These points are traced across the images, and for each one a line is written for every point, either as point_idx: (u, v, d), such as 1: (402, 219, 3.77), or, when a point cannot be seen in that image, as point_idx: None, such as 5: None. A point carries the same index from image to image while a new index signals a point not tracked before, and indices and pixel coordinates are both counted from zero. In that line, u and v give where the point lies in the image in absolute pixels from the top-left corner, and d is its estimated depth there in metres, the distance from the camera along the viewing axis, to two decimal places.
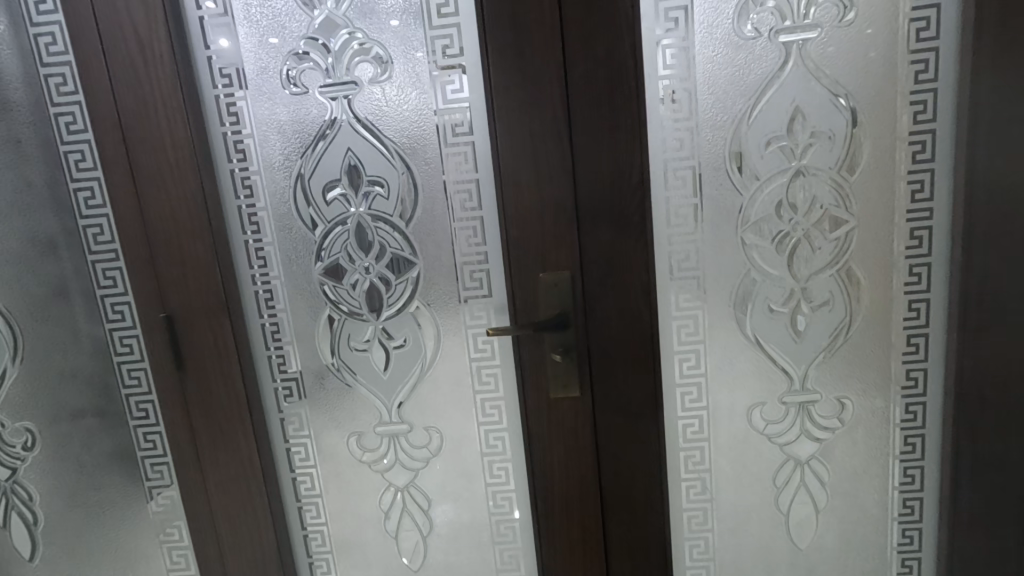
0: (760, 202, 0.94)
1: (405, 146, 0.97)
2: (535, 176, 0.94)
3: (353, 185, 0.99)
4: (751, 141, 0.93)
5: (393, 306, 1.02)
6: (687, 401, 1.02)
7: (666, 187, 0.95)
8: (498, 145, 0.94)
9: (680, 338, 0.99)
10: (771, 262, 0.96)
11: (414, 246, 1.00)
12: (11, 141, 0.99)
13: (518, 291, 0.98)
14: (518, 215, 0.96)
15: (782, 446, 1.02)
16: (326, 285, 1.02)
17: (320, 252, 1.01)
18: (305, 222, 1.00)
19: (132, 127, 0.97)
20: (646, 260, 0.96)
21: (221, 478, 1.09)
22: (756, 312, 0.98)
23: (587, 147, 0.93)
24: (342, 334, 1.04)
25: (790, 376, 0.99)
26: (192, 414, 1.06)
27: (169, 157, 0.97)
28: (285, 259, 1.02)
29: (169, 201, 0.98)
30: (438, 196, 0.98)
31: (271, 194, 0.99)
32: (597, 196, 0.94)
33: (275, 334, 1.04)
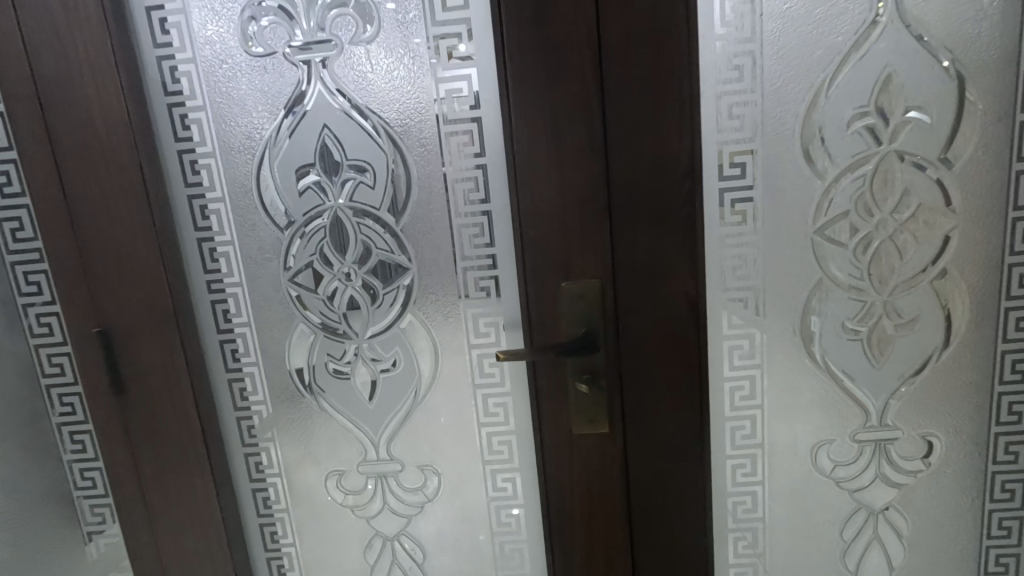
0: (837, 196, 0.76)
1: (396, 122, 0.78)
2: (557, 161, 0.76)
3: (330, 170, 0.80)
4: (829, 120, 0.74)
5: (380, 320, 0.83)
6: (738, 438, 0.84)
7: (720, 177, 0.76)
8: (511, 122, 0.76)
9: (732, 362, 0.81)
10: (848, 270, 0.78)
11: (407, 247, 0.81)
12: None
13: (534, 304, 0.79)
14: (536, 209, 0.77)
15: (852, 492, 0.84)
16: (299, 293, 0.83)
17: (291, 253, 0.82)
18: (271, 215, 0.81)
19: (54, 97, 0.77)
20: (694, 267, 0.77)
21: (175, 524, 0.90)
22: (826, 331, 0.80)
23: (624, 124, 0.74)
24: (318, 354, 0.85)
25: (865, 409, 0.81)
26: (138, 448, 0.88)
27: (102, 136, 0.78)
28: (247, 262, 0.83)
29: (102, 190, 0.79)
30: (436, 186, 0.79)
31: (229, 181, 0.80)
32: (635, 186, 0.75)
33: (236, 353, 0.86)
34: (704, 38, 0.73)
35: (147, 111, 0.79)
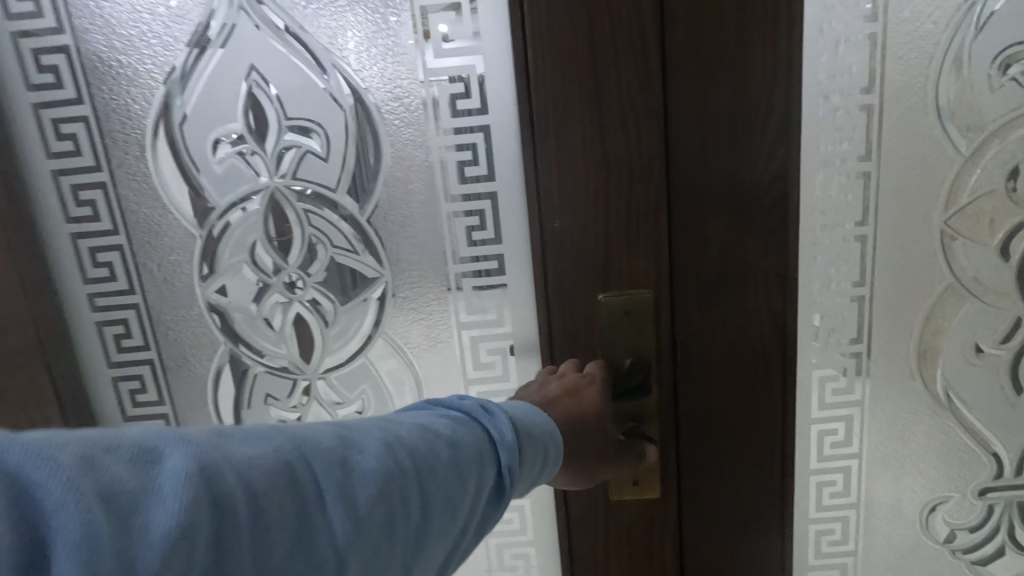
0: (979, 172, 0.55)
1: (358, 65, 0.54)
2: (596, 123, 0.54)
3: (262, 135, 0.55)
4: (979, 62, 0.52)
5: (342, 349, 0.60)
6: (825, 497, 0.63)
7: (820, 143, 0.54)
8: (529, 66, 0.52)
9: (824, 399, 0.60)
10: (987, 275, 0.57)
11: (377, 248, 0.57)
12: None
13: (561, 324, 0.58)
14: (566, 193, 0.55)
15: (971, 563, 0.64)
16: (225, 313, 0.59)
17: (212, 257, 0.58)
18: (178, 201, 0.56)
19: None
20: (782, 273, 0.57)
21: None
22: (953, 356, 0.59)
23: (691, 72, 0.53)
24: (257, 396, 0.61)
25: (996, 459, 0.61)
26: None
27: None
28: (146, 269, 0.58)
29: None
30: (418, 158, 0.55)
31: (114, 150, 0.55)
32: (705, 162, 0.55)
33: (137, 394, 0.61)
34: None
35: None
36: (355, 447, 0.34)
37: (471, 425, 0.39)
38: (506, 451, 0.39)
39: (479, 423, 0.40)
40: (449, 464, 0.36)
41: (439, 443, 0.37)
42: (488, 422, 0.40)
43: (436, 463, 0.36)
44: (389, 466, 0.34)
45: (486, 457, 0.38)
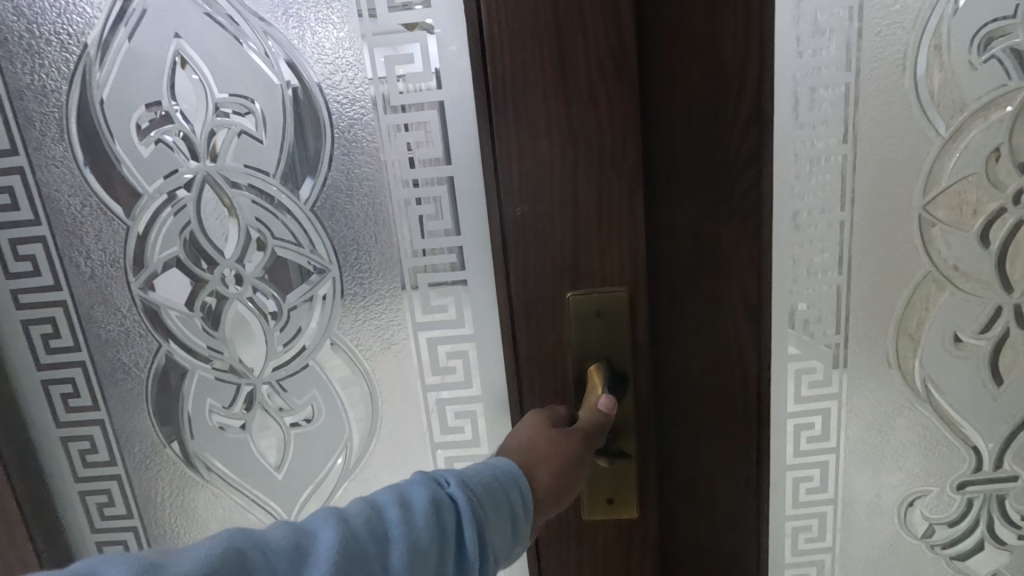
0: (960, 154, 0.52)
1: (296, 35, 0.53)
2: (564, 101, 0.49)
3: (192, 118, 0.55)
4: (960, 37, 0.50)
5: (286, 341, 0.60)
6: (803, 493, 0.61)
7: (796, 123, 0.51)
8: (489, 38, 0.49)
9: (800, 392, 0.58)
10: (968, 261, 0.55)
11: (321, 243, 0.57)
12: None
13: (527, 322, 0.55)
14: (530, 181, 0.51)
15: (950, 558, 0.62)
16: (164, 306, 0.60)
17: (144, 250, 0.59)
18: (105, 194, 0.58)
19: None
20: (756, 262, 0.55)
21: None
22: (932, 345, 0.57)
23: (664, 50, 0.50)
24: (202, 395, 0.62)
25: (976, 452, 0.59)
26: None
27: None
28: (66, 260, 0.60)
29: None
30: (363, 138, 0.54)
31: (32, 129, 0.57)
32: (677, 145, 0.52)
33: (69, 397, 0.64)
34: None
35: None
36: (298, 531, 0.36)
37: (422, 486, 0.40)
38: (459, 499, 0.40)
39: (430, 482, 0.41)
40: (400, 527, 0.38)
41: (389, 509, 0.39)
42: (437, 484, 0.41)
43: (387, 525, 0.38)
44: (341, 536, 0.36)
45: (440, 509, 0.40)
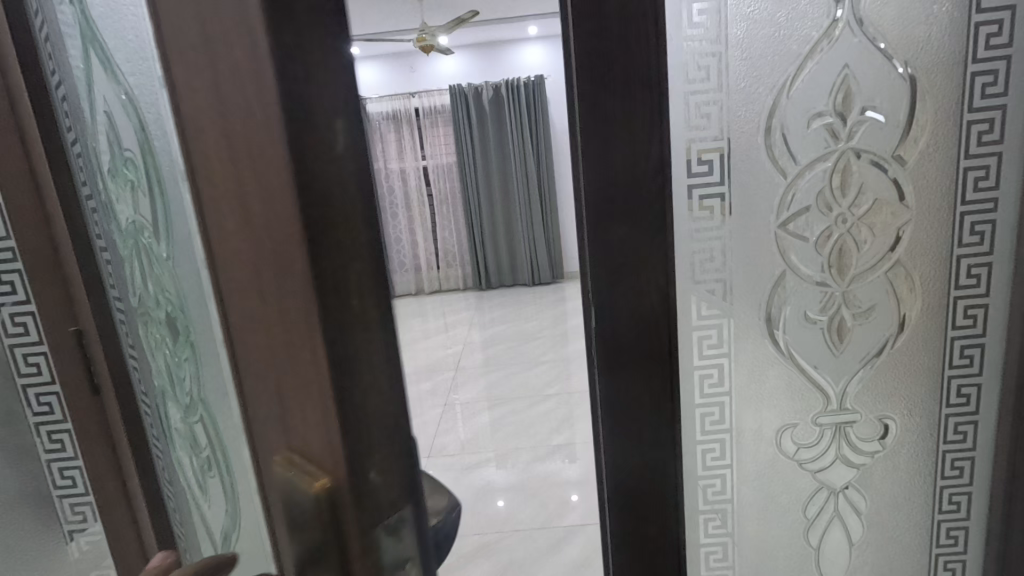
0: (799, 192, 0.80)
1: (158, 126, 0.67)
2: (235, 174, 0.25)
3: (144, 172, 0.71)
4: (793, 117, 0.78)
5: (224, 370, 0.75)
6: (707, 424, 0.88)
7: (688, 171, 0.80)
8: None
9: (701, 351, 0.85)
10: (810, 262, 0.82)
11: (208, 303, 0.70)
12: None
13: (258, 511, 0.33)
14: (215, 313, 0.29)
15: (815, 472, 0.89)
16: (141, 333, 0.77)
17: (142, 286, 0.76)
18: (122, 233, 0.75)
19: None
20: (667, 271, 0.81)
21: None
22: (790, 318, 0.84)
23: (592, 121, 0.78)
24: (174, 407, 0.81)
25: (827, 395, 0.86)
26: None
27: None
28: (125, 286, 0.75)
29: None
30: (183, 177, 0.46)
31: (100, 179, 0.72)
32: (601, 184, 0.79)
33: (146, 389, 0.78)
34: (655, 25, 0.75)
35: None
36: None
37: None
38: None
39: None
40: None
41: None
42: None
43: None
44: None
45: None
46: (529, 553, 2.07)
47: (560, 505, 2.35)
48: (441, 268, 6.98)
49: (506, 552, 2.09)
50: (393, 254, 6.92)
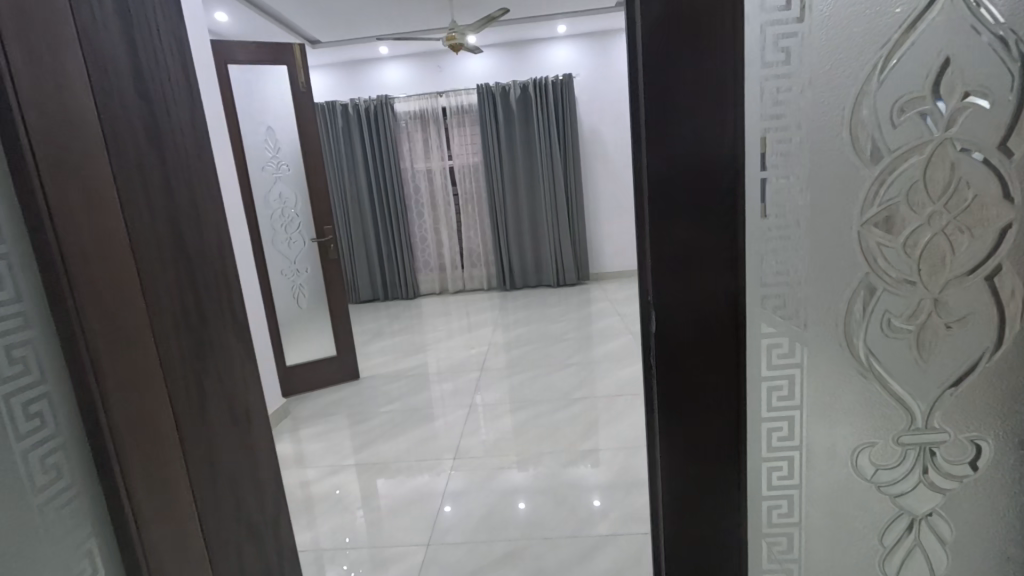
0: (887, 187, 0.72)
1: None
2: None
3: None
4: (882, 105, 0.70)
5: None
6: (774, 440, 0.81)
7: (762, 165, 0.73)
8: None
9: (770, 362, 0.78)
10: (895, 264, 0.74)
11: None
12: (141, 128, 0.87)
13: None
14: None
15: (893, 497, 0.81)
16: None
17: None
18: None
19: (200, 111, 1.02)
20: (736, 273, 0.74)
21: (222, 499, 0.99)
22: (870, 327, 0.76)
23: (660, 109, 0.71)
24: None
25: (910, 413, 0.78)
26: (183, 415, 0.90)
27: (111, 109, 0.82)
28: None
29: (131, 169, 0.84)
30: None
31: None
32: (667, 178, 0.72)
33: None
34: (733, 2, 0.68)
35: (152, 98, 0.89)
36: None
37: None
38: None
39: None
40: None
41: None
42: None
43: None
44: None
45: None
46: (558, 562, 2.01)
47: (589, 514, 2.28)
48: (465, 268, 6.97)
49: (534, 560, 2.03)
50: (418, 253, 6.93)
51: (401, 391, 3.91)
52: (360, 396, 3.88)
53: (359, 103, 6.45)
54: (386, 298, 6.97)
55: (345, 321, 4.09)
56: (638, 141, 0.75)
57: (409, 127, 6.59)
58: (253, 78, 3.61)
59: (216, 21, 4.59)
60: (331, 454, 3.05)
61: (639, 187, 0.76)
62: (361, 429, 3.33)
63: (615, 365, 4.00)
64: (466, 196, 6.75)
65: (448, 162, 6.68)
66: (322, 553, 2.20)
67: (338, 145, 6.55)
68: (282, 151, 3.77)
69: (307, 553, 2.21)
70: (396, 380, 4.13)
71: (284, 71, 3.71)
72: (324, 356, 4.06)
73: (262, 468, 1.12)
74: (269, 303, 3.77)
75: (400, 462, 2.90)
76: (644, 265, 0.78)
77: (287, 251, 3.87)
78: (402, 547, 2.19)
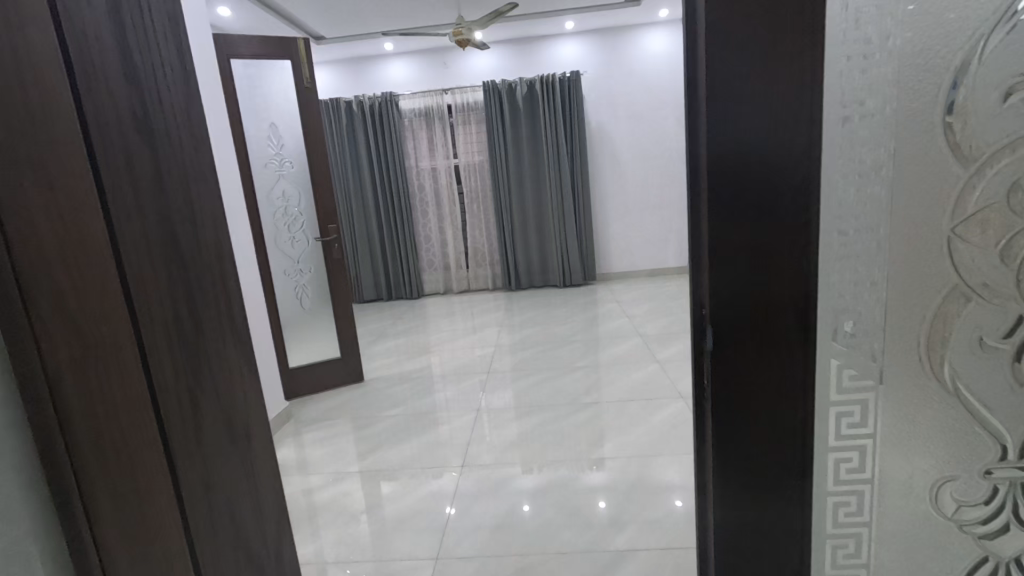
0: (985, 183, 0.62)
1: None
2: None
3: None
4: (981, 89, 0.61)
5: None
6: (842, 472, 0.71)
7: (839, 160, 0.64)
8: None
9: (840, 385, 0.69)
10: (989, 272, 0.64)
11: None
12: (128, 115, 0.77)
13: None
14: None
15: (980, 537, 0.70)
16: None
17: None
18: None
19: (193, 100, 0.93)
20: (806, 283, 0.65)
21: (221, 527, 0.90)
22: (958, 345, 0.66)
23: (724, 95, 0.61)
24: None
25: (1004, 444, 0.67)
26: (179, 435, 0.81)
27: (96, 88, 0.71)
28: None
29: (120, 161, 0.74)
30: None
31: None
32: (730, 175, 0.62)
33: None
34: None
35: (140, 84, 0.80)
36: None
37: None
38: None
39: None
40: None
41: None
42: None
43: None
44: None
45: None
46: None
47: (604, 527, 2.18)
48: (471, 268, 6.88)
49: None
50: (423, 252, 6.84)
51: (406, 394, 3.82)
52: (364, 399, 3.80)
53: (364, 101, 6.36)
54: (390, 298, 6.89)
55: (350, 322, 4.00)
56: (695, 132, 0.65)
57: (414, 125, 6.50)
58: (256, 73, 3.52)
59: (219, 16, 4.51)
60: (336, 460, 2.97)
61: (695, 185, 0.66)
62: (366, 433, 3.25)
63: (625, 369, 3.91)
64: (472, 195, 6.66)
65: (454, 161, 6.59)
66: (326, 566, 2.12)
67: (342, 142, 6.47)
68: (286, 148, 3.69)
69: (312, 566, 2.13)
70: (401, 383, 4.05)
71: (288, 66, 3.62)
72: (328, 358, 3.97)
73: (264, 490, 1.04)
74: (272, 304, 3.69)
75: (406, 469, 2.81)
76: (698, 274, 0.68)
77: (291, 250, 3.79)
78: (408, 560, 2.10)
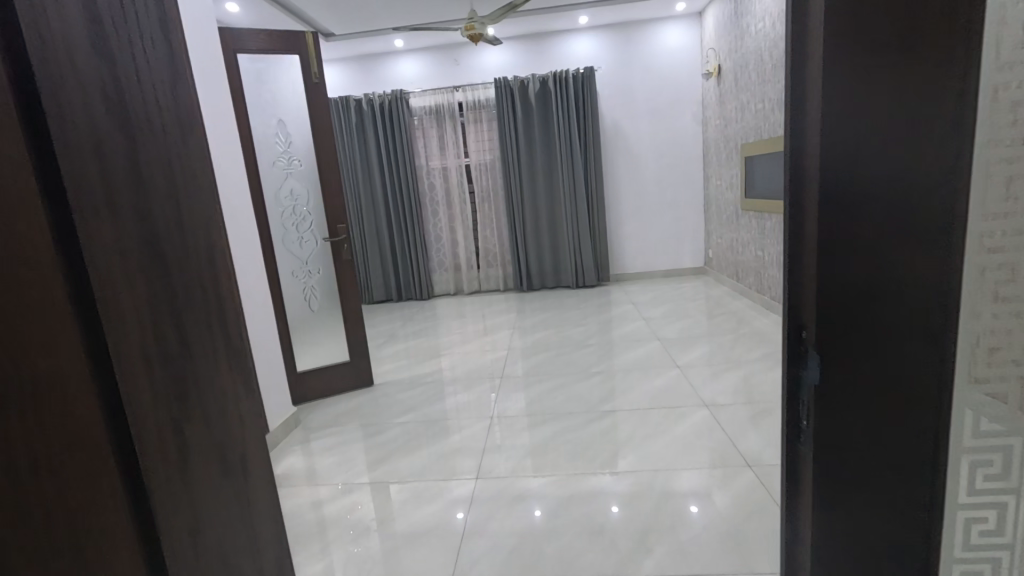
0: None
1: None
2: None
3: None
4: None
5: None
6: (974, 535, 0.57)
7: (992, 143, 0.49)
8: None
9: (976, 430, 0.54)
10: None
11: None
12: (100, 88, 0.62)
13: None
14: None
15: None
16: None
17: None
18: None
19: (179, 74, 0.78)
20: (942, 300, 0.51)
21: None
22: None
23: (853, 56, 0.46)
24: None
25: None
26: (159, 472, 0.67)
27: (57, 51, 0.56)
28: None
29: (88, 146, 0.60)
30: None
31: None
32: (853, 161, 0.48)
33: None
34: None
35: (115, 51, 0.65)
36: None
37: None
38: None
39: None
40: None
41: None
42: None
43: None
44: None
45: None
46: None
47: (631, 549, 2.04)
48: (481, 268, 6.75)
49: None
50: (433, 253, 6.73)
51: (416, 399, 3.70)
52: (373, 404, 3.69)
53: (374, 98, 6.25)
54: (399, 298, 6.78)
55: (359, 325, 3.89)
56: (804, 98, 0.50)
57: (425, 123, 6.38)
58: (263, 68, 3.41)
59: (227, 11, 4.41)
60: (346, 469, 2.85)
61: (798, 175, 0.52)
62: (377, 441, 3.13)
63: (642, 374, 3.76)
64: (483, 194, 6.53)
65: (465, 160, 6.48)
66: None
67: (352, 140, 6.35)
68: (294, 146, 3.58)
69: None
70: (411, 387, 3.93)
71: (296, 61, 3.50)
72: (337, 361, 3.86)
73: (262, 526, 0.91)
74: (280, 306, 3.58)
75: (418, 480, 2.68)
76: (800, 283, 0.54)
77: (299, 250, 3.68)
78: None
